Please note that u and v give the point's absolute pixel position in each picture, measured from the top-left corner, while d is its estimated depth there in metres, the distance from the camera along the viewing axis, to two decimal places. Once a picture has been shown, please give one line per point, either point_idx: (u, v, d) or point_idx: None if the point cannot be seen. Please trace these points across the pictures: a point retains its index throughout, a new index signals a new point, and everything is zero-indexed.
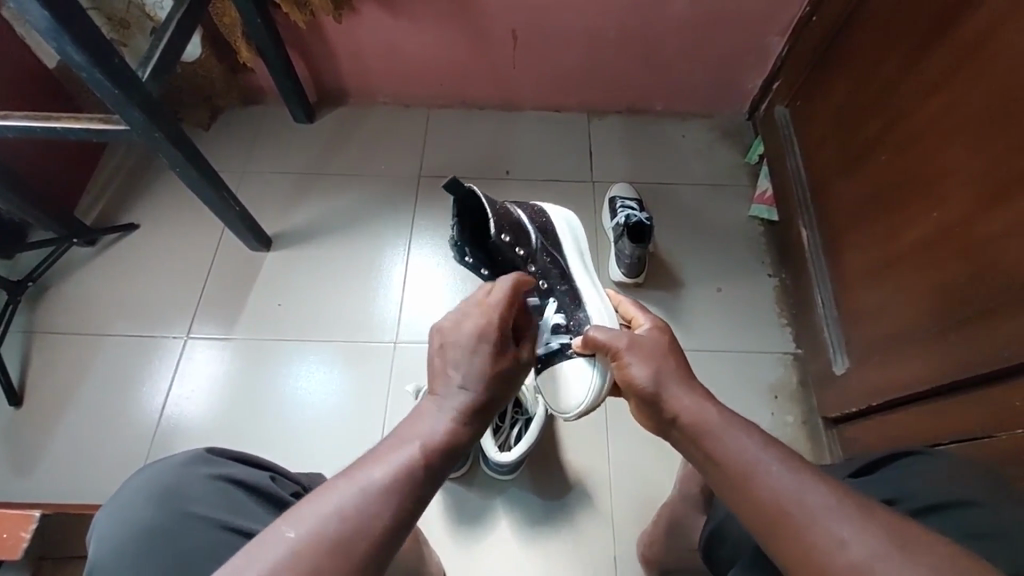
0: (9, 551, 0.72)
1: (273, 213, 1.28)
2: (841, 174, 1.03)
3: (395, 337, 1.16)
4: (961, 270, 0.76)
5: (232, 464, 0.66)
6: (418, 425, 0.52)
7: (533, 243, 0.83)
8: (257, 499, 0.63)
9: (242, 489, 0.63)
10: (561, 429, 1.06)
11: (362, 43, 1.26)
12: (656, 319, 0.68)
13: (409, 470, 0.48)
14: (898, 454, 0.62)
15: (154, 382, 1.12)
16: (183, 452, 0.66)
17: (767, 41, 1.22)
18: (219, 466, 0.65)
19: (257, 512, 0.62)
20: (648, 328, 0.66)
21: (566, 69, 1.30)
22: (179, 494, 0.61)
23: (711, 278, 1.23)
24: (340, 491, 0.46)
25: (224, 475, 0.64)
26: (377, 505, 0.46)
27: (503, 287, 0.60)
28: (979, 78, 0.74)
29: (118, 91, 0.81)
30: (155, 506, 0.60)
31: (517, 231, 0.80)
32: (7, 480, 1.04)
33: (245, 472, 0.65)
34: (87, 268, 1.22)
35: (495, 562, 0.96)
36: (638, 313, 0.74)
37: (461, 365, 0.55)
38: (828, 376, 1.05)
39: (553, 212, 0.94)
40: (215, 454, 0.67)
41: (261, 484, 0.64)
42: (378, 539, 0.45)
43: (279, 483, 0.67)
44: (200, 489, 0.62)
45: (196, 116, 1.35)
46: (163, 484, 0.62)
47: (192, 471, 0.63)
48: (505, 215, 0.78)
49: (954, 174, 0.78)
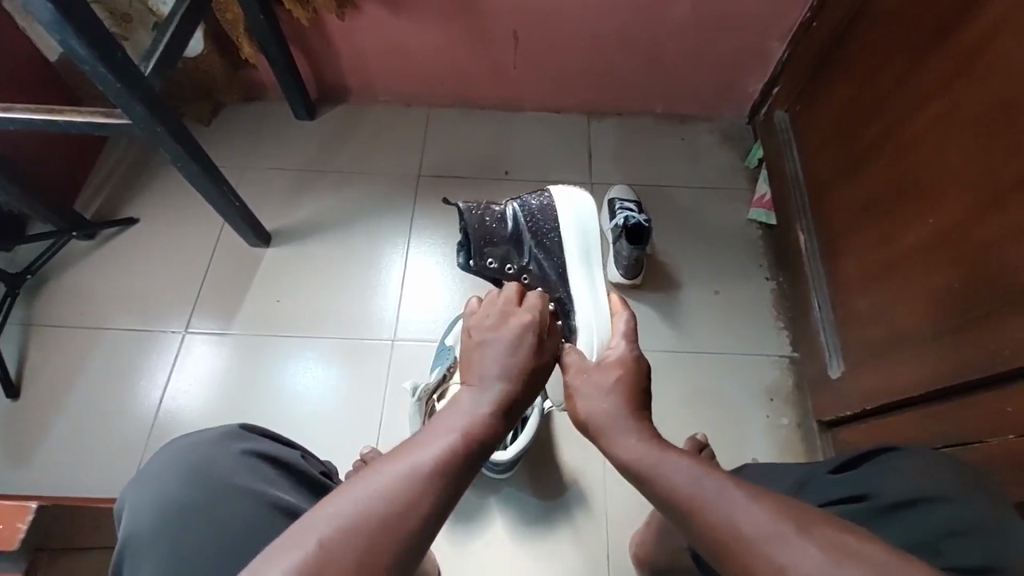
0: (5, 543, 0.64)
1: (275, 209, 1.28)
2: (840, 179, 1.04)
3: (393, 335, 1.16)
4: (958, 274, 0.77)
5: (263, 441, 0.67)
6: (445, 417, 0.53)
7: (527, 256, 0.85)
8: (291, 476, 0.65)
9: (274, 464, 0.65)
10: (556, 430, 1.06)
11: (364, 40, 1.26)
12: (623, 351, 0.66)
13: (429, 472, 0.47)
14: (877, 449, 0.63)
15: (156, 372, 1.12)
16: (215, 429, 0.67)
17: (767, 45, 1.23)
18: (250, 443, 0.66)
19: (292, 486, 0.64)
20: (603, 361, 0.66)
21: (567, 71, 1.31)
22: (211, 469, 0.62)
23: (708, 280, 1.24)
24: (355, 487, 0.45)
25: (258, 451, 0.65)
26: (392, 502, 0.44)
27: (535, 296, 0.64)
28: (978, 85, 0.75)
29: (121, 85, 0.81)
30: (187, 481, 0.61)
31: (507, 246, 0.84)
32: (7, 470, 1.04)
33: (275, 449, 0.67)
34: (86, 260, 1.22)
35: (489, 560, 0.96)
36: (615, 338, 0.70)
37: (506, 357, 0.58)
38: (823, 379, 1.06)
39: (565, 204, 0.89)
40: (247, 430, 0.68)
41: (294, 461, 0.67)
42: (434, 503, 0.46)
43: (308, 460, 0.70)
44: (231, 463, 0.63)
45: (198, 110, 1.34)
46: (196, 459, 0.63)
47: (223, 447, 0.64)
48: (492, 234, 0.84)
49: (954, 180, 0.78)
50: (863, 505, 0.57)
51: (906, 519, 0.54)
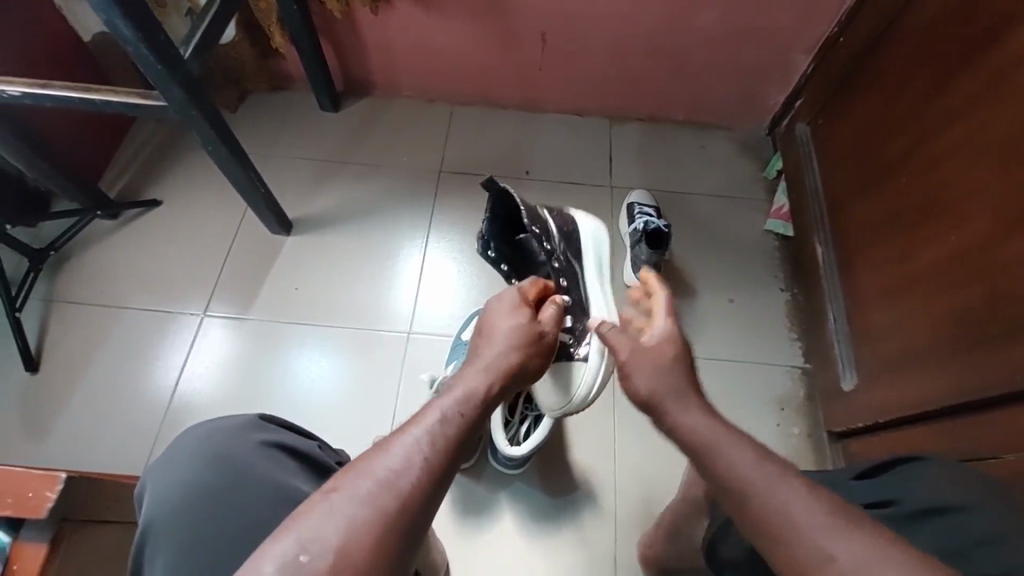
0: (32, 511, 0.64)
1: (297, 198, 1.30)
2: (860, 195, 1.05)
3: (408, 328, 1.17)
4: (977, 293, 0.78)
5: (280, 431, 0.68)
6: (433, 411, 0.51)
7: (559, 249, 0.89)
8: (309, 468, 0.66)
9: (291, 454, 0.66)
10: (569, 428, 1.07)
11: (394, 35, 1.27)
12: (667, 334, 0.65)
13: (413, 482, 0.45)
14: (899, 459, 0.64)
15: (169, 356, 1.13)
16: (235, 417, 0.68)
17: (791, 58, 1.24)
18: (268, 432, 0.67)
19: (309, 476, 0.65)
20: (647, 346, 0.64)
21: (592, 74, 1.32)
22: (230, 455, 0.63)
23: (723, 288, 1.25)
24: (335, 498, 0.44)
25: (275, 441, 0.66)
26: (374, 520, 0.43)
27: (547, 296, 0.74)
28: (1003, 107, 0.76)
29: (162, 66, 0.82)
30: (206, 466, 0.62)
31: (546, 235, 0.87)
32: (20, 444, 1.05)
33: (293, 440, 0.68)
34: (108, 240, 1.23)
35: (498, 554, 0.97)
36: (658, 311, 0.69)
37: (510, 336, 0.62)
38: (835, 392, 1.07)
39: (584, 217, 0.98)
40: (264, 421, 0.69)
41: (312, 453, 0.68)
42: (422, 504, 0.45)
43: (324, 452, 0.70)
44: (251, 450, 0.64)
45: (224, 97, 1.35)
46: (216, 446, 0.63)
47: (243, 435, 0.65)
48: (537, 220, 0.87)
49: (976, 200, 0.79)
50: (883, 513, 0.57)
51: (925, 528, 0.55)
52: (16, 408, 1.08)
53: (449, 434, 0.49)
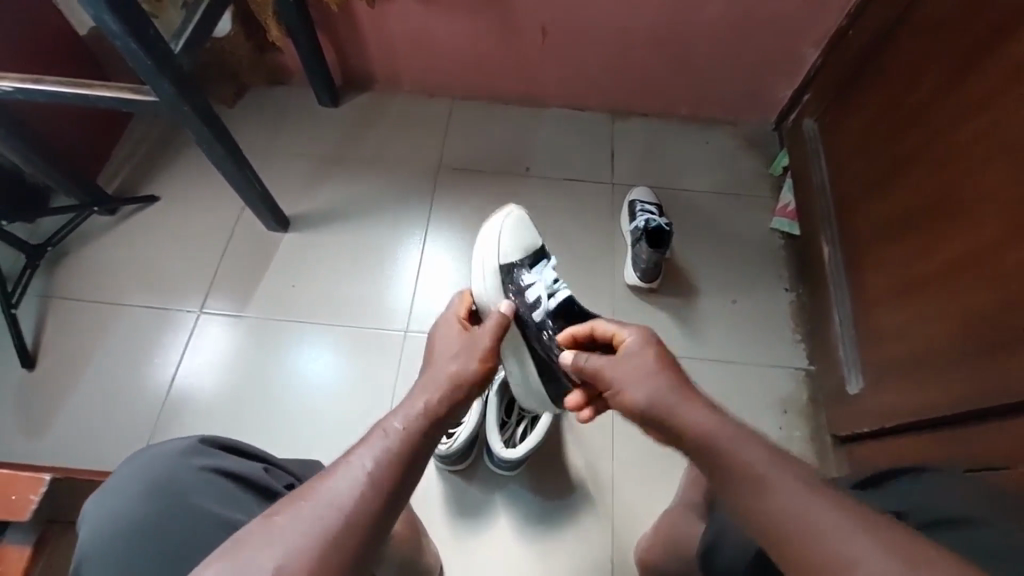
0: (17, 513, 0.65)
1: (295, 195, 1.28)
2: (867, 193, 1.02)
3: (405, 326, 1.16)
4: (985, 298, 0.75)
5: (225, 454, 0.65)
6: (379, 430, 0.53)
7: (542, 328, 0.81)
8: (252, 493, 0.63)
9: (233, 481, 0.63)
10: (565, 430, 1.06)
11: (392, 28, 1.25)
12: (643, 346, 0.63)
13: (357, 506, 0.47)
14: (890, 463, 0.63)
15: (149, 362, 1.12)
16: (179, 441, 0.65)
17: (800, 52, 1.21)
18: (212, 457, 0.64)
19: (254, 504, 0.62)
20: (647, 364, 0.61)
21: (594, 68, 1.29)
22: (173, 487, 0.61)
23: (725, 289, 1.22)
24: (278, 520, 0.45)
25: (215, 467, 0.63)
26: (315, 543, 0.44)
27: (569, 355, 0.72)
28: (1017, 105, 0.72)
29: (150, 61, 0.81)
30: (145, 499, 0.60)
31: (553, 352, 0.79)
32: (12, 443, 1.04)
33: (236, 463, 0.64)
34: (106, 236, 1.22)
35: (492, 558, 0.96)
36: (619, 333, 0.67)
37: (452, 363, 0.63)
38: (841, 395, 1.04)
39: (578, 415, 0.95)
40: (207, 444, 0.66)
41: (255, 476, 0.64)
42: (368, 528, 0.46)
43: (272, 474, 0.66)
44: (194, 481, 0.61)
45: (223, 91, 1.34)
46: (155, 477, 0.61)
47: (183, 463, 0.63)
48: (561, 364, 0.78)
49: (987, 200, 0.76)
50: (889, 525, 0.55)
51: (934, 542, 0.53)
52: (13, 405, 1.08)
53: (387, 463, 0.50)
